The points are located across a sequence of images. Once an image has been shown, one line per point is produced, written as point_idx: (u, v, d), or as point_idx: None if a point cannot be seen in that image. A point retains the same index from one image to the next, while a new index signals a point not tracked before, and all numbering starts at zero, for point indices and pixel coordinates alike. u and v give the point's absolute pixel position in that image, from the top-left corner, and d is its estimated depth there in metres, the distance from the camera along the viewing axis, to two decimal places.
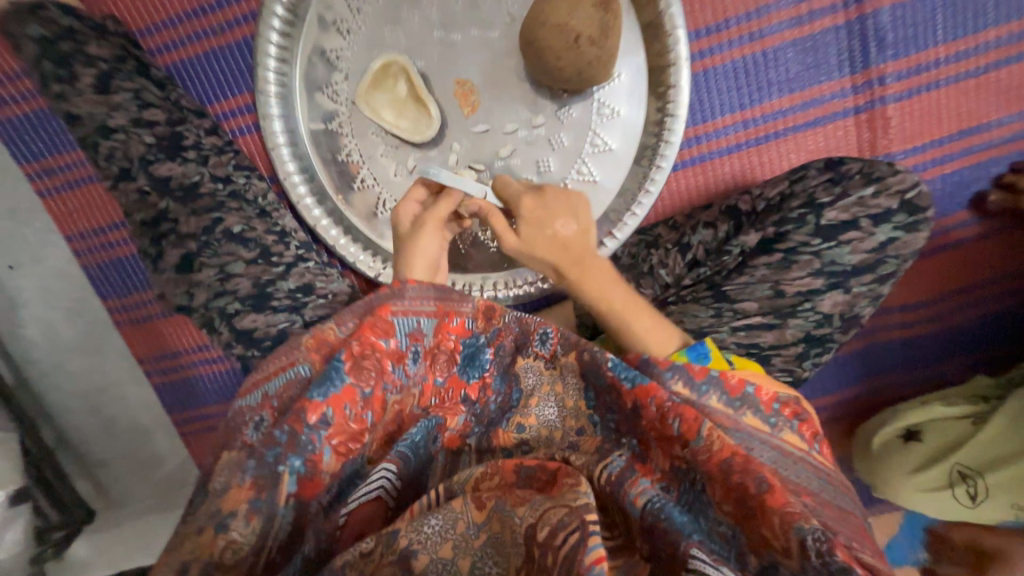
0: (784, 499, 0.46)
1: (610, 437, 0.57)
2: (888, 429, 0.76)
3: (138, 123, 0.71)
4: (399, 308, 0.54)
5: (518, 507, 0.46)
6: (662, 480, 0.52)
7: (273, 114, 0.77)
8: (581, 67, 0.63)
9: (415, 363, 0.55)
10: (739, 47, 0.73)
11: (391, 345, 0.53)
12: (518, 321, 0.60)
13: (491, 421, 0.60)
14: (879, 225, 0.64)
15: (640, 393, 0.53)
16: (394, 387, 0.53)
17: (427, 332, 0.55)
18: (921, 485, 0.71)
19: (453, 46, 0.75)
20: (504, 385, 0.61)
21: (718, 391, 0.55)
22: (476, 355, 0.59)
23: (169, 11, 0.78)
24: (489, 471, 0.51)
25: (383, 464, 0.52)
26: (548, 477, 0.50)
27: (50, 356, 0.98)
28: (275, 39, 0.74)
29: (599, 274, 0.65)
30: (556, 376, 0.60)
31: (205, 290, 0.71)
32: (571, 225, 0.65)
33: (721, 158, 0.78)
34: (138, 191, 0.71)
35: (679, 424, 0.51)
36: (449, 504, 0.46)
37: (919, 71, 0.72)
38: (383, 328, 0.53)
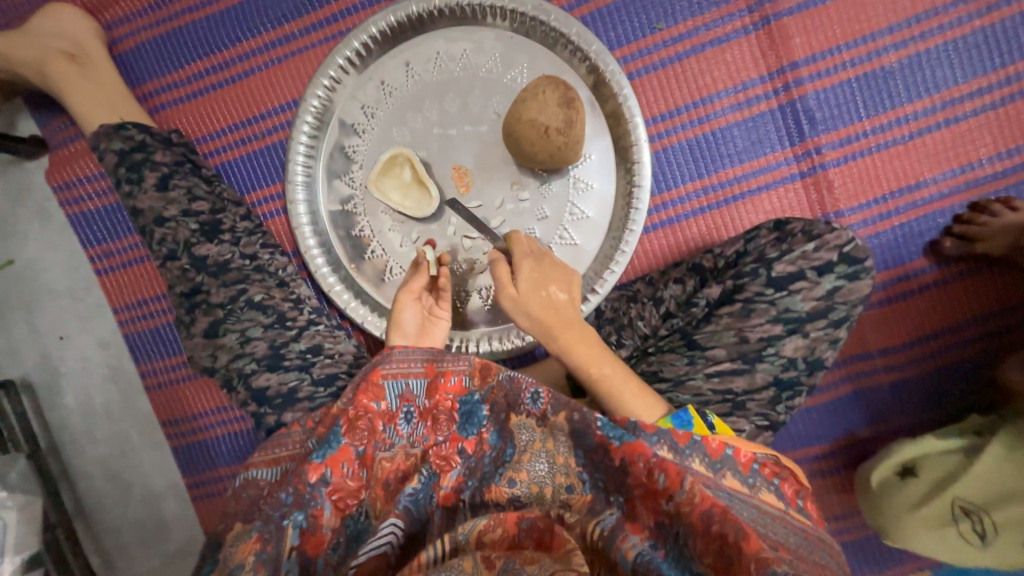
0: (758, 545, 0.51)
1: (600, 497, 0.63)
2: (884, 466, 0.74)
3: (186, 213, 0.85)
4: (387, 372, 0.67)
5: (528, 565, 0.58)
6: (650, 537, 0.58)
7: (300, 200, 0.91)
8: (552, 151, 0.75)
9: (407, 424, 0.67)
10: (691, 128, 0.86)
11: (382, 407, 0.66)
12: (511, 379, 0.67)
13: (484, 474, 0.67)
14: (823, 275, 0.71)
15: (628, 450, 0.60)
16: (384, 445, 0.66)
17: (416, 393, 0.68)
18: (927, 525, 0.69)
19: (450, 139, 0.89)
20: (499, 440, 0.68)
21: (700, 455, 0.61)
22: (473, 412, 0.68)
23: (222, 123, 0.96)
24: (493, 525, 0.61)
25: (393, 518, 0.63)
26: (545, 530, 0.61)
27: (82, 420, 1.07)
28: (304, 141, 0.90)
29: (589, 342, 0.71)
30: (548, 433, 0.66)
31: (226, 352, 0.80)
32: (563, 292, 0.72)
33: (688, 220, 0.87)
34: (180, 268, 0.84)
35: (665, 478, 0.58)
36: (459, 563, 0.58)
37: (850, 141, 0.83)
38: (376, 393, 0.66)
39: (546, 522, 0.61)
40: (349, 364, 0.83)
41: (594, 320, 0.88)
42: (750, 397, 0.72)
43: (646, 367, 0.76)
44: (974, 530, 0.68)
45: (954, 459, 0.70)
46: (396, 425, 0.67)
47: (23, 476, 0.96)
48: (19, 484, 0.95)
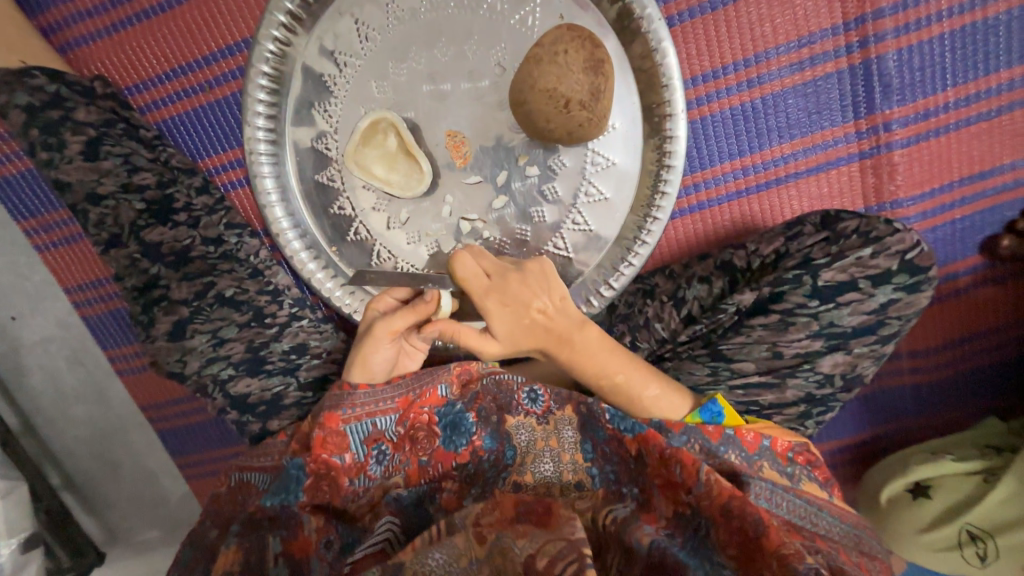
0: (779, 541, 0.49)
1: (611, 490, 0.61)
2: (897, 484, 0.74)
3: (128, 189, 0.71)
4: (348, 416, 0.62)
5: (519, 539, 0.51)
6: (666, 527, 0.55)
7: (264, 171, 0.76)
8: (573, 128, 0.60)
9: (381, 466, 0.62)
10: (738, 94, 0.70)
11: (347, 458, 0.61)
12: (496, 383, 0.66)
13: (487, 480, 0.62)
14: (879, 286, 0.62)
15: (642, 441, 0.59)
16: (355, 494, 0.61)
17: (385, 430, 0.62)
18: (929, 546, 0.70)
19: (444, 98, 0.73)
20: (496, 443, 0.63)
21: (736, 449, 0.59)
22: (459, 422, 0.63)
23: (157, 68, 0.77)
24: (489, 506, 0.56)
25: (388, 515, 0.58)
26: (545, 511, 0.55)
27: (55, 403, 1.00)
28: (263, 98, 0.73)
29: (591, 347, 0.65)
30: (550, 430, 0.64)
31: (197, 357, 0.71)
32: (545, 305, 0.63)
33: (721, 205, 0.76)
34: (129, 257, 0.71)
35: (680, 470, 0.56)
36: (451, 541, 0.52)
37: (926, 116, 0.69)
38: (339, 442, 0.61)
39: (545, 505, 0.56)
40: (339, 363, 0.75)
41: (606, 315, 0.80)
42: (777, 412, 0.67)
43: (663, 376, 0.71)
44: (977, 554, 0.66)
45: (971, 485, 0.69)
46: (366, 472, 0.61)
47: None
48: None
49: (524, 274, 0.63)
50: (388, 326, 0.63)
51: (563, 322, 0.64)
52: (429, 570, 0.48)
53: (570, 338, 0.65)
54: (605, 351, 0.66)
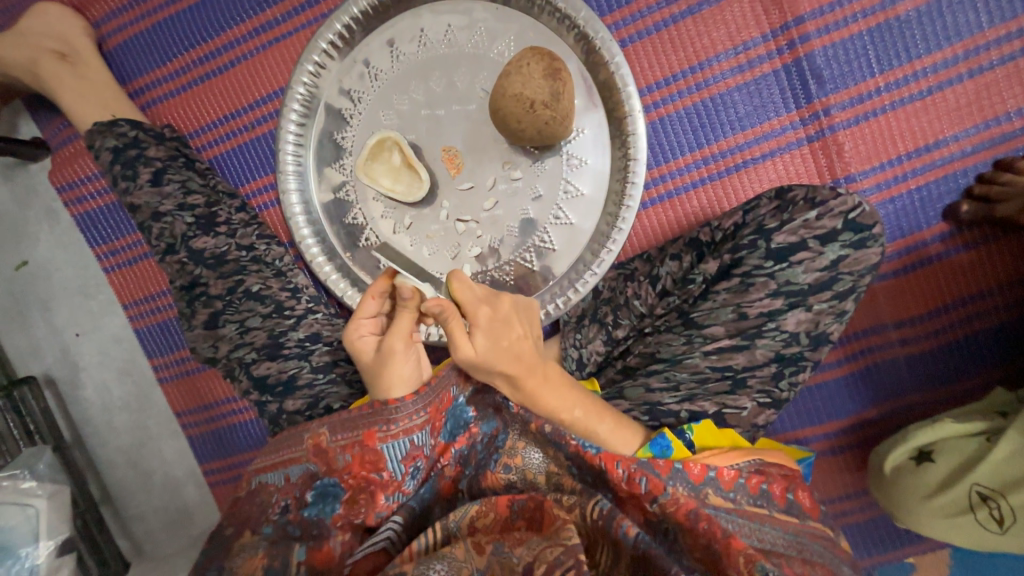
0: (744, 543, 0.54)
1: (588, 483, 0.62)
2: (899, 452, 0.73)
3: (182, 207, 0.86)
4: (384, 435, 0.60)
5: (516, 548, 0.54)
6: (641, 533, 0.58)
7: (292, 189, 0.90)
8: (540, 126, 0.72)
9: (414, 481, 0.63)
10: (689, 96, 0.81)
11: (386, 476, 0.61)
12: None
13: (479, 461, 0.66)
14: (826, 244, 0.67)
15: (606, 458, 0.59)
16: (390, 510, 0.62)
17: (422, 444, 0.62)
18: (942, 513, 0.68)
19: (439, 120, 0.87)
20: (492, 429, 0.67)
21: (684, 483, 0.58)
22: (460, 416, 0.66)
23: (213, 116, 0.96)
24: (483, 509, 0.60)
25: (391, 518, 0.62)
26: (536, 509, 0.59)
27: (102, 413, 1.11)
28: (293, 129, 0.89)
29: (556, 385, 0.65)
30: (540, 424, 0.65)
31: (227, 343, 0.82)
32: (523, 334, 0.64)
33: (687, 193, 0.84)
34: (179, 261, 0.85)
35: (646, 482, 0.58)
36: (452, 552, 0.54)
37: (862, 100, 0.77)
38: (376, 462, 0.60)
39: (536, 502, 0.60)
40: (348, 350, 0.83)
41: (591, 301, 0.86)
42: (751, 374, 0.69)
43: (645, 349, 0.76)
44: (993, 517, 0.65)
45: (974, 445, 0.68)
46: (401, 489, 0.62)
47: (50, 468, 1.00)
48: (48, 474, 0.99)
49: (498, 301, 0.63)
50: (400, 331, 0.63)
51: (531, 353, 0.64)
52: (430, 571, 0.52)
53: (538, 370, 0.63)
54: (568, 392, 0.65)
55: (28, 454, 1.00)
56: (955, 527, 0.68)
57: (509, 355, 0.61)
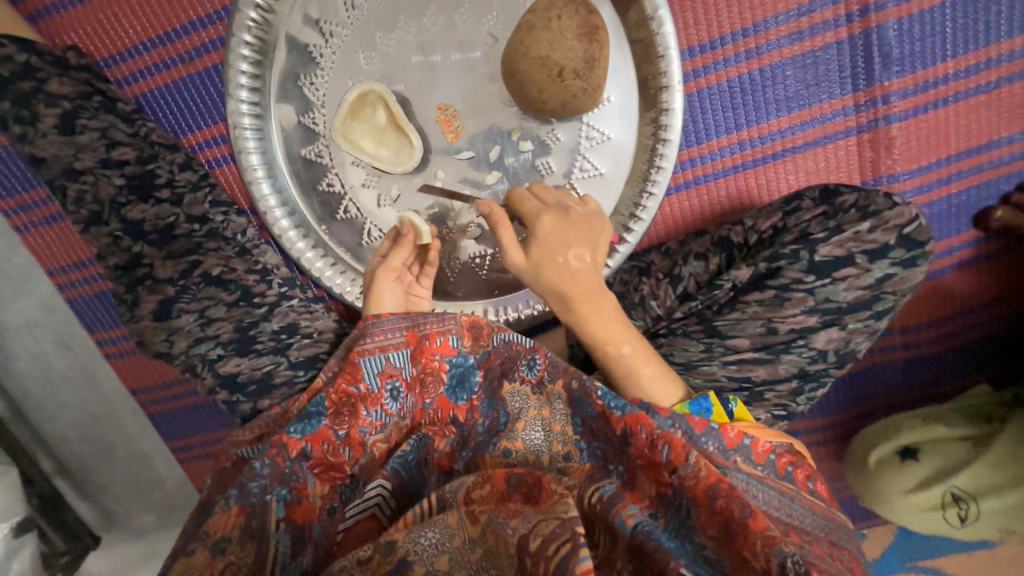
0: (764, 524, 0.51)
1: (598, 466, 0.61)
2: (887, 446, 0.75)
3: (106, 163, 0.69)
4: (363, 349, 0.64)
5: (511, 519, 0.52)
6: (650, 506, 0.57)
7: (250, 148, 0.73)
8: (566, 99, 0.59)
9: (397, 401, 0.64)
10: (736, 65, 0.69)
11: (362, 389, 0.63)
12: (506, 344, 0.65)
13: (478, 444, 0.64)
14: (875, 260, 0.62)
15: (630, 421, 0.58)
16: (373, 427, 0.63)
17: (400, 366, 0.64)
18: (915, 507, 0.72)
19: (434, 70, 0.71)
20: (491, 409, 0.65)
21: (716, 442, 0.59)
22: (465, 377, 0.65)
23: (133, 39, 0.74)
24: (479, 480, 0.56)
25: (378, 480, 0.59)
26: (534, 483, 0.55)
27: (41, 386, 0.99)
28: (246, 69, 0.70)
29: (608, 310, 0.66)
30: (544, 401, 0.64)
31: (185, 337, 0.69)
32: (585, 253, 0.65)
33: (717, 181, 0.75)
34: (111, 234, 0.69)
35: (668, 451, 0.56)
36: (444, 520, 0.53)
37: (926, 88, 0.68)
38: (354, 374, 0.63)
39: (536, 477, 0.55)
40: (331, 342, 0.74)
41: None
42: (770, 388, 0.67)
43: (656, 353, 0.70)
44: (958, 515, 0.70)
45: (959, 451, 0.72)
46: (382, 404, 0.63)
47: None
48: None
49: (567, 216, 0.66)
50: (389, 265, 0.70)
51: (588, 275, 0.65)
52: (422, 552, 0.51)
53: (591, 292, 0.65)
54: (617, 324, 0.66)
55: None
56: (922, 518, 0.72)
57: (559, 271, 0.64)
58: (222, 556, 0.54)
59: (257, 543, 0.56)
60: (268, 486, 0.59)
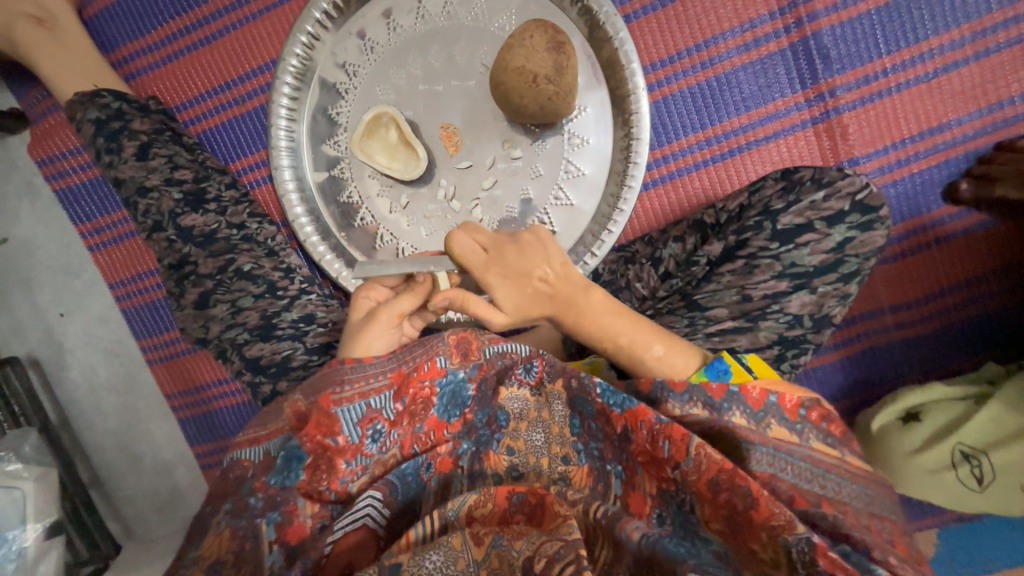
0: (769, 513, 0.52)
1: (597, 466, 0.65)
2: (892, 411, 0.78)
3: (169, 182, 0.83)
4: (339, 397, 0.60)
5: (515, 542, 0.54)
6: (653, 509, 0.60)
7: (284, 166, 0.87)
8: (544, 102, 0.70)
9: (376, 443, 0.62)
10: (694, 75, 0.80)
11: (341, 441, 0.60)
12: (501, 355, 0.70)
13: (480, 439, 0.67)
14: (834, 226, 0.66)
15: (630, 417, 0.61)
16: (354, 475, 0.61)
17: (381, 408, 0.62)
18: (928, 469, 0.74)
19: (437, 95, 0.85)
20: (489, 412, 0.69)
21: (741, 407, 0.60)
22: (459, 391, 0.66)
23: (200, 89, 0.93)
24: (481, 499, 0.59)
25: (369, 492, 0.61)
26: (536, 504, 0.59)
27: (89, 395, 1.09)
28: (285, 103, 0.86)
29: (595, 310, 0.70)
30: (542, 402, 0.69)
31: (218, 323, 0.79)
32: (546, 267, 0.68)
33: (690, 174, 0.82)
34: (167, 239, 0.82)
35: (669, 445, 0.58)
36: (447, 541, 0.54)
37: (868, 82, 0.76)
38: (330, 426, 0.59)
39: (538, 497, 0.60)
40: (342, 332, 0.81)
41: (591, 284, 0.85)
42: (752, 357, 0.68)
43: None
44: (973, 475, 0.72)
45: (962, 408, 0.74)
46: (362, 451, 0.62)
47: (36, 450, 0.99)
48: (34, 456, 0.98)
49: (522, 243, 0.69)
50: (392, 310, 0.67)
51: (566, 286, 0.69)
52: (427, 573, 0.51)
53: (573, 300, 0.69)
54: (611, 317, 0.69)
55: (13, 436, 0.98)
56: (937, 481, 0.74)
57: (534, 295, 0.69)
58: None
59: (251, 567, 0.53)
60: (261, 509, 0.56)
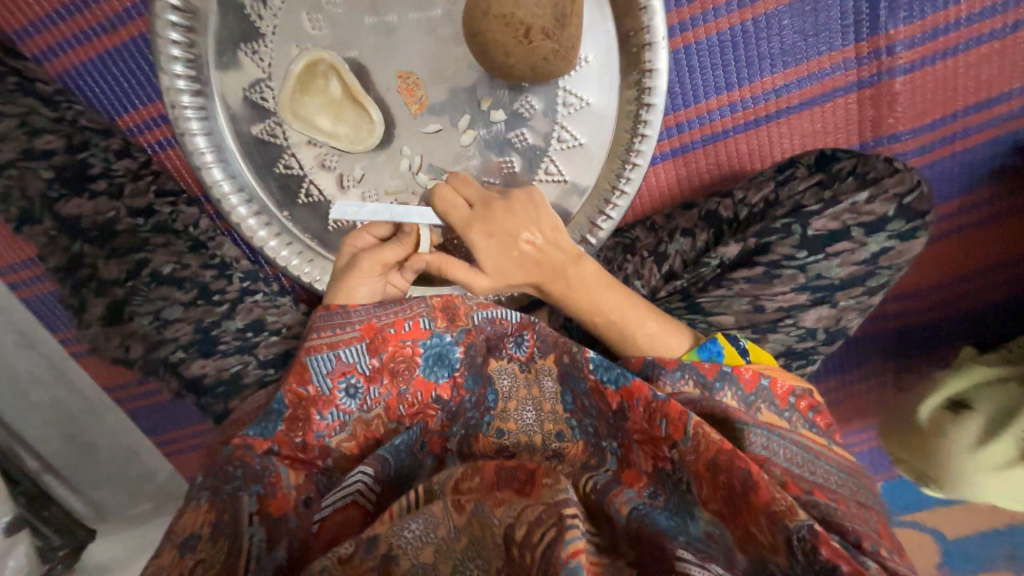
0: (771, 497, 0.47)
1: (592, 444, 0.59)
2: (935, 403, 0.73)
3: (30, 154, 0.61)
4: (312, 346, 0.57)
5: (497, 509, 0.49)
6: (649, 484, 0.54)
7: (195, 129, 0.65)
8: (536, 63, 0.53)
9: (355, 399, 0.58)
10: (726, 16, 0.62)
11: (312, 391, 0.57)
12: (489, 321, 0.62)
13: (468, 420, 0.62)
14: (872, 234, 0.58)
15: (625, 394, 0.55)
16: (330, 429, 0.57)
17: (354, 361, 0.58)
18: (992, 463, 0.64)
19: (391, 31, 0.63)
20: (477, 385, 0.62)
21: (732, 387, 0.56)
22: (444, 354, 0.61)
23: (44, 6, 0.65)
24: (468, 473, 0.53)
25: (359, 467, 0.54)
26: (526, 479, 0.53)
27: (11, 389, 0.95)
28: (175, 38, 0.61)
29: (583, 280, 0.64)
30: (532, 378, 0.61)
31: (140, 340, 0.64)
32: (535, 237, 0.63)
33: (705, 147, 0.69)
34: (46, 234, 0.63)
35: (666, 424, 0.53)
36: (429, 509, 0.49)
37: (935, 36, 0.61)
38: (302, 375, 0.57)
39: (528, 472, 0.54)
40: (300, 338, 0.68)
41: None
42: None
43: None
44: None
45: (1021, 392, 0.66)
46: (337, 405, 0.58)
47: None
48: None
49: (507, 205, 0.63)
50: (378, 256, 0.61)
51: (554, 254, 0.64)
52: (406, 545, 0.46)
53: (564, 267, 0.64)
54: (599, 286, 0.65)
55: None
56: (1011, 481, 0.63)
57: (523, 260, 0.63)
58: (193, 553, 0.48)
59: (233, 544, 0.51)
60: (241, 486, 0.52)
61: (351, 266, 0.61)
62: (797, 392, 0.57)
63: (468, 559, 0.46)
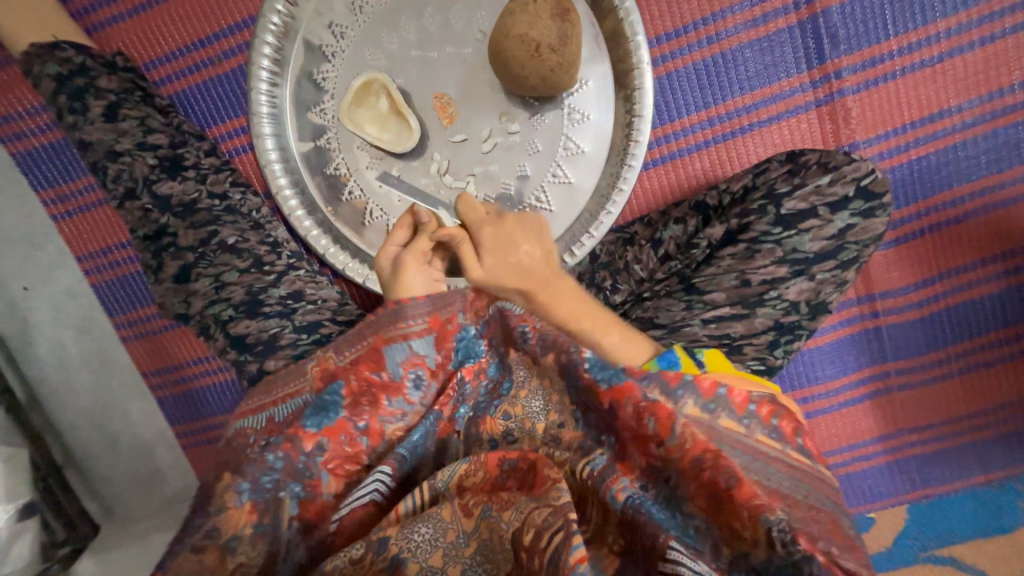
0: (751, 492, 0.46)
1: (590, 434, 0.53)
2: None
3: (142, 146, 0.77)
4: (388, 336, 0.58)
5: (503, 511, 0.48)
6: (640, 478, 0.50)
7: (265, 134, 0.81)
8: (545, 74, 0.68)
9: (419, 390, 0.59)
10: (699, 50, 0.77)
11: (384, 377, 0.57)
12: (502, 313, 0.60)
13: (478, 406, 0.59)
14: (837, 212, 0.66)
15: (615, 395, 0.50)
16: (392, 416, 0.57)
17: (425, 355, 0.59)
18: None
19: (431, 63, 0.80)
20: (498, 372, 0.61)
21: (694, 396, 0.52)
22: (471, 347, 0.61)
23: (173, 46, 0.86)
24: (472, 468, 0.51)
25: (380, 469, 0.53)
26: (527, 469, 0.51)
27: (61, 373, 1.03)
28: (266, 65, 0.79)
29: (563, 293, 0.68)
30: (541, 372, 0.57)
31: (201, 298, 0.75)
32: (527, 246, 0.71)
33: (691, 155, 0.81)
34: (142, 208, 0.76)
35: (654, 422, 0.49)
36: (437, 512, 0.48)
37: (874, 64, 0.75)
38: (377, 361, 0.58)
39: (529, 463, 0.51)
40: (333, 310, 0.76)
41: (588, 265, 0.82)
42: (748, 342, 0.66)
43: (640, 315, 0.70)
44: None
45: None
46: (403, 394, 0.58)
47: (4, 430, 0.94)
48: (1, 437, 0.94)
49: (503, 221, 0.71)
50: (416, 248, 0.69)
51: (540, 266, 0.70)
52: (415, 549, 0.46)
53: (547, 281, 0.69)
54: (576, 301, 0.68)
55: None
56: None
57: (514, 269, 0.69)
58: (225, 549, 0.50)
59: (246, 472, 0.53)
60: (281, 482, 0.52)
61: (402, 269, 0.69)
62: (754, 397, 0.54)
63: (477, 565, 0.46)
